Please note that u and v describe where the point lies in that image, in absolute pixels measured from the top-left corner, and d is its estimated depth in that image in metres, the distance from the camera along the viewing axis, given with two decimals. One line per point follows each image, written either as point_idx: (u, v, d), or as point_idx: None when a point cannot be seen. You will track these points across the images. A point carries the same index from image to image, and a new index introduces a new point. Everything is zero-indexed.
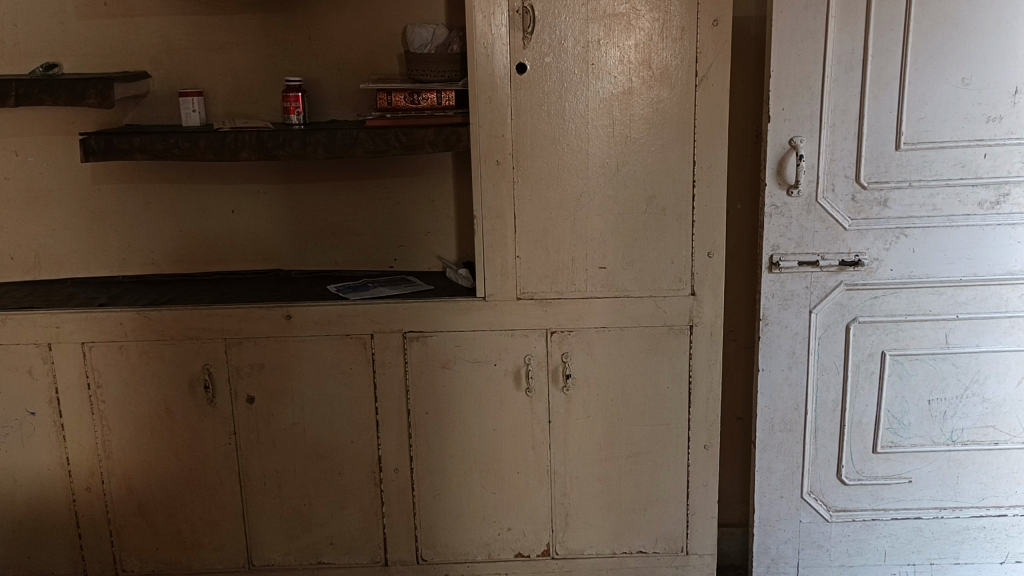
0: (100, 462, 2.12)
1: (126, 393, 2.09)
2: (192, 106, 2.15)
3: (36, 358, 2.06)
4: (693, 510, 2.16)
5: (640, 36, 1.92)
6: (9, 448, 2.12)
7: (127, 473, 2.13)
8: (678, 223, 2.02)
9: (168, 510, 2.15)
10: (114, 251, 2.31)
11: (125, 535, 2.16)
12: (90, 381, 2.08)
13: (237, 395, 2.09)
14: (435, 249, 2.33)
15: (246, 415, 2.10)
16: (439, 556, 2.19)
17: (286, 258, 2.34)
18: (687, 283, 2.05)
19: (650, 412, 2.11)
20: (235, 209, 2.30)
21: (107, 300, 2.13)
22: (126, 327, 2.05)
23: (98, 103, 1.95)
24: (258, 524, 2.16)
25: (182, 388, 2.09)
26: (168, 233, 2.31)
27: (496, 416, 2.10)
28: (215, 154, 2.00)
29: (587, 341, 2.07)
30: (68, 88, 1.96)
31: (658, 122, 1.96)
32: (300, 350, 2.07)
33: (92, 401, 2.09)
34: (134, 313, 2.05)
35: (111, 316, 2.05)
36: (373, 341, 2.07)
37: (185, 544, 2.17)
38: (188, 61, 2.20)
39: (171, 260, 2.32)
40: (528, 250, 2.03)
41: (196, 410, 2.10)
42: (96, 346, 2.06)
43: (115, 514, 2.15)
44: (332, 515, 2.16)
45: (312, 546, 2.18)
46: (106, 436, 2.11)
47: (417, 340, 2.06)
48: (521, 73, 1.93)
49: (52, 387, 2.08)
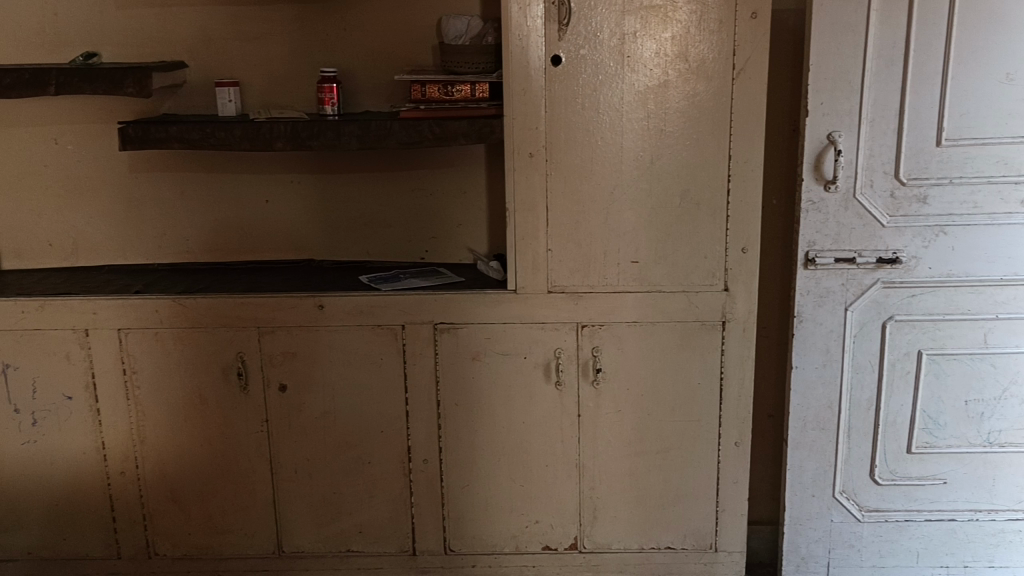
0: (134, 447, 2.15)
1: (161, 379, 2.11)
2: (229, 96, 2.16)
3: (74, 343, 2.10)
4: (722, 507, 2.15)
5: (677, 29, 1.90)
6: (46, 431, 2.15)
7: (161, 458, 2.16)
8: (712, 218, 2.00)
9: (200, 496, 2.18)
10: (150, 239, 2.34)
11: (158, 519, 2.20)
12: (126, 367, 2.11)
13: (269, 383, 2.11)
14: (466, 241, 2.33)
15: (278, 403, 2.12)
16: (467, 548, 2.19)
17: (319, 248, 2.35)
18: (720, 279, 2.03)
19: (680, 408, 2.09)
20: (269, 198, 2.31)
21: (143, 287, 2.15)
22: (162, 314, 2.08)
23: (136, 92, 1.98)
24: (288, 511, 2.18)
25: (215, 375, 2.11)
26: (203, 222, 2.33)
27: (525, 409, 2.10)
28: (250, 144, 2.01)
29: (618, 335, 2.06)
30: (107, 77, 1.98)
31: (693, 116, 1.94)
32: (331, 340, 2.08)
33: (127, 387, 2.12)
34: (170, 301, 2.07)
35: (147, 303, 2.07)
36: (404, 332, 2.07)
37: (216, 530, 2.20)
38: (225, 51, 2.22)
39: (205, 249, 2.35)
40: (559, 243, 2.02)
41: (228, 397, 2.12)
42: (132, 332, 2.09)
43: (148, 499, 2.18)
44: (361, 504, 2.17)
45: (341, 534, 2.19)
46: (140, 421, 2.14)
47: (448, 331, 2.07)
48: (556, 65, 1.92)
49: (88, 372, 2.11)
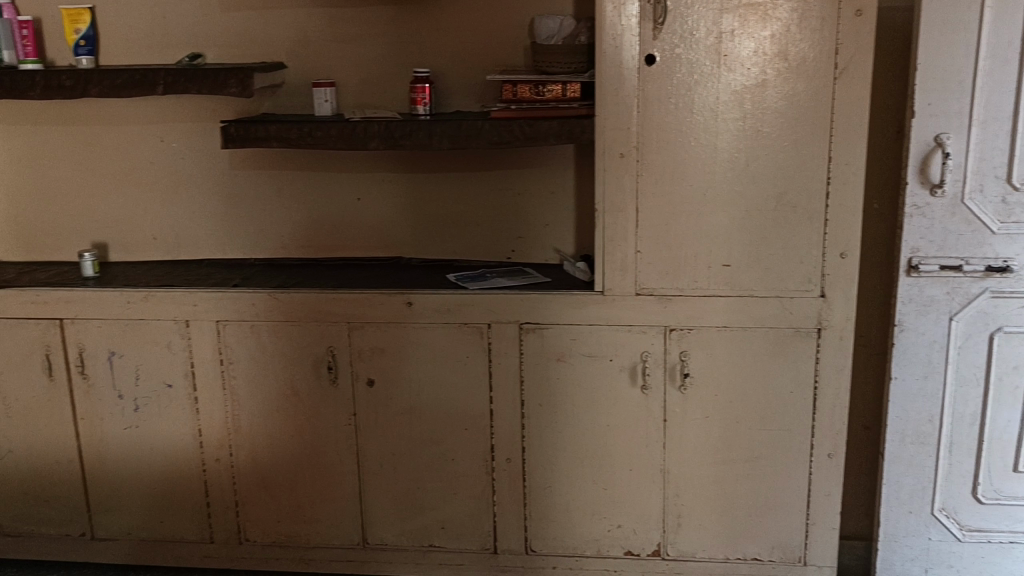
0: (229, 435, 2.23)
1: (255, 370, 2.18)
2: (325, 97, 2.20)
3: (174, 333, 2.18)
4: (812, 520, 2.08)
5: (777, 27, 1.85)
6: (147, 417, 2.24)
7: (253, 447, 2.23)
8: (808, 221, 1.94)
9: (290, 485, 2.24)
10: (246, 235, 2.41)
11: (249, 507, 2.27)
12: (222, 358, 2.18)
13: (357, 378, 2.15)
14: (553, 242, 2.32)
15: (366, 397, 2.16)
16: (548, 549, 2.19)
17: (407, 246, 2.38)
18: (816, 284, 1.97)
19: (770, 416, 2.04)
20: (361, 196, 2.35)
21: (240, 281, 2.22)
22: (257, 307, 2.14)
23: (239, 92, 2.04)
24: (373, 504, 2.22)
25: (306, 368, 2.16)
26: (297, 218, 2.39)
27: (610, 412, 2.08)
28: (345, 143, 2.06)
29: (708, 340, 2.02)
30: (212, 77, 2.05)
31: (791, 116, 1.89)
32: (418, 337, 2.11)
33: (223, 377, 2.19)
34: (265, 295, 2.13)
35: (244, 297, 2.14)
36: (490, 331, 2.08)
37: (304, 519, 2.25)
38: (322, 52, 2.27)
39: (298, 245, 2.41)
40: (649, 245, 2.00)
41: (319, 390, 2.17)
42: (229, 325, 2.16)
43: (240, 486, 2.25)
44: (445, 500, 2.19)
45: (424, 529, 2.22)
46: (235, 411, 2.21)
47: (534, 331, 2.07)
48: (650, 65, 1.90)
49: (188, 362, 2.19)
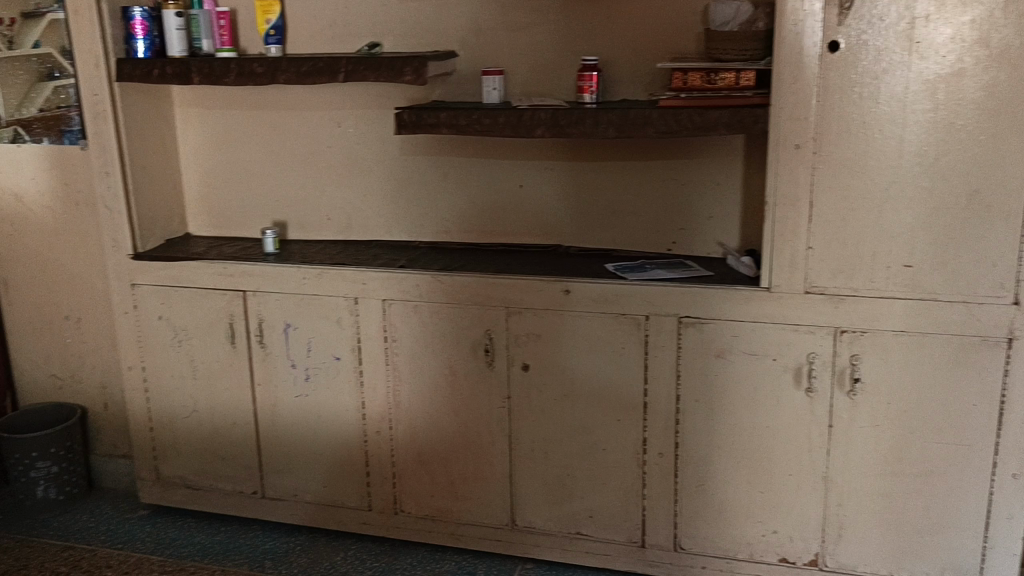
0: (390, 410, 2.32)
1: (416, 349, 2.26)
2: (494, 85, 2.24)
3: (344, 309, 2.29)
4: (991, 544, 1.93)
5: (979, 11, 1.71)
6: (316, 387, 2.38)
7: (412, 422, 2.31)
8: (1005, 223, 1.79)
9: (444, 462, 2.31)
10: (413, 218, 2.50)
11: (406, 479, 2.36)
12: (387, 335, 2.28)
13: (514, 362, 2.18)
14: (717, 235, 2.26)
15: (521, 382, 2.19)
16: (698, 548, 2.15)
17: (567, 234, 2.39)
18: (1010, 291, 1.82)
19: (949, 430, 1.91)
20: (524, 183, 2.38)
21: (406, 262, 2.31)
22: (421, 288, 2.22)
23: (413, 80, 2.11)
24: (523, 487, 2.25)
25: (465, 349, 2.22)
26: (461, 203, 2.45)
27: (771, 413, 2.01)
28: (512, 131, 2.09)
29: (882, 345, 1.91)
30: (389, 65, 2.13)
31: (991, 108, 1.75)
32: (575, 325, 2.11)
33: (387, 353, 2.29)
34: (428, 276, 2.20)
35: (409, 278, 2.22)
36: (648, 323, 2.06)
37: (457, 496, 2.32)
38: (493, 41, 2.31)
39: (462, 230, 2.47)
40: (822, 241, 1.91)
41: (476, 372, 2.22)
42: (394, 304, 2.25)
43: (398, 459, 2.35)
44: (594, 489, 2.19)
45: (572, 516, 2.23)
46: (396, 386, 2.30)
47: (694, 326, 2.02)
48: (833, 52, 1.80)
49: (355, 337, 2.30)
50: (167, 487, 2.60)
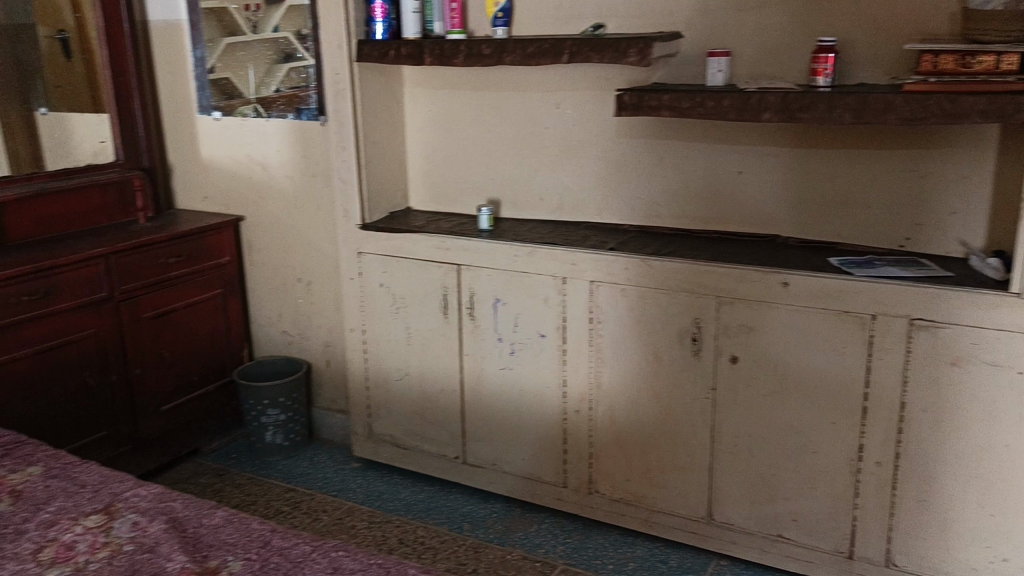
0: (591, 390, 2.34)
1: (622, 332, 2.26)
2: (719, 66, 2.17)
3: (552, 288, 2.33)
4: None
5: None
6: (521, 362, 2.44)
7: (612, 405, 2.32)
8: None
9: (643, 447, 2.30)
10: (625, 201, 2.49)
11: (602, 461, 2.37)
12: (593, 316, 2.29)
13: (722, 353, 2.13)
14: (958, 234, 2.08)
15: (728, 374, 2.13)
16: (913, 567, 2.00)
17: (786, 224, 2.29)
18: None
19: None
20: (743, 170, 2.30)
21: (617, 245, 2.30)
22: (630, 272, 2.20)
23: (637, 60, 2.09)
24: (723, 481, 2.20)
25: (672, 336, 2.19)
26: (676, 189, 2.41)
27: (1010, 431, 1.84)
28: (737, 114, 2.02)
29: None
30: (614, 46, 2.13)
31: None
32: (792, 320, 2.02)
33: (592, 334, 2.30)
34: (638, 260, 2.18)
35: (619, 260, 2.21)
36: (873, 323, 1.93)
37: (653, 482, 2.30)
38: (721, 21, 2.24)
39: (674, 215, 2.43)
40: None
41: (681, 359, 2.19)
42: (602, 286, 2.25)
43: (596, 440, 2.36)
44: (800, 492, 2.10)
45: (774, 517, 2.15)
46: (599, 368, 2.32)
47: (926, 329, 1.88)
48: None
49: (561, 315, 2.33)
50: (378, 444, 2.78)
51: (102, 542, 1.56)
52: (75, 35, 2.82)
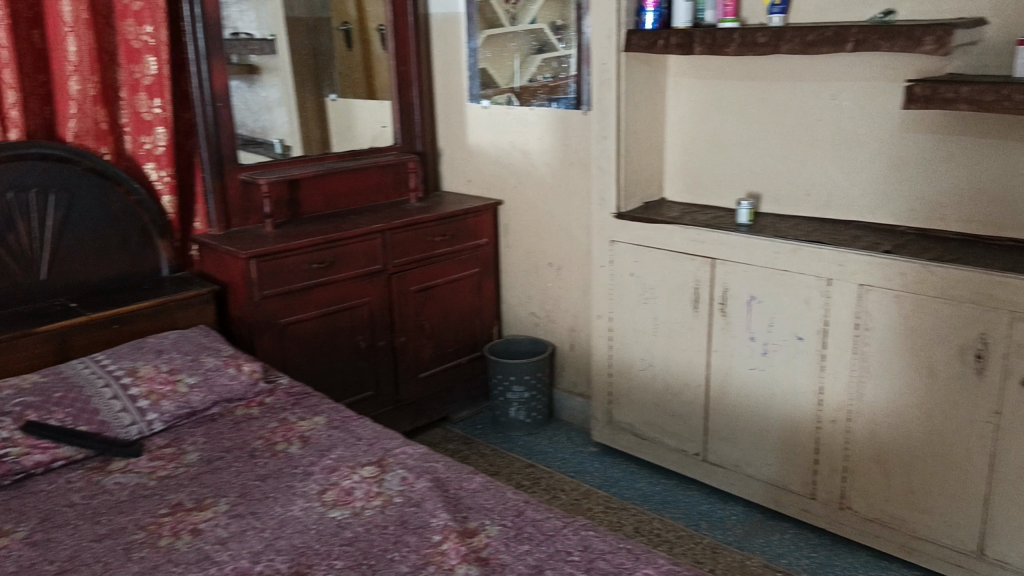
0: (851, 401, 2.20)
1: (892, 342, 2.10)
2: None
3: (815, 290, 2.21)
4: None
5: None
6: (774, 364, 2.35)
7: (874, 418, 2.17)
8: None
9: (906, 467, 2.13)
10: (903, 201, 2.31)
11: (857, 476, 2.23)
12: (859, 322, 2.15)
13: (1011, 374, 1.92)
14: None
15: (1017, 398, 1.92)
16: None
17: None
18: None
19: None
20: None
21: (892, 248, 2.14)
22: (907, 278, 2.03)
23: (933, 50, 1.93)
24: (1001, 515, 1.99)
25: (951, 351, 2.00)
26: (965, 190, 2.20)
27: None
28: None
29: None
30: (907, 34, 1.98)
31: None
32: None
33: (857, 341, 2.16)
34: (918, 266, 2.01)
35: (894, 265, 2.05)
36: None
37: (915, 506, 2.13)
38: None
39: (961, 219, 2.22)
40: None
41: (960, 377, 2.00)
42: (873, 291, 2.10)
43: (852, 453, 2.23)
44: None
45: None
46: (862, 378, 2.17)
47: None
48: None
49: (823, 319, 2.22)
50: (617, 431, 2.81)
51: (376, 492, 1.72)
52: (355, 27, 3.03)
